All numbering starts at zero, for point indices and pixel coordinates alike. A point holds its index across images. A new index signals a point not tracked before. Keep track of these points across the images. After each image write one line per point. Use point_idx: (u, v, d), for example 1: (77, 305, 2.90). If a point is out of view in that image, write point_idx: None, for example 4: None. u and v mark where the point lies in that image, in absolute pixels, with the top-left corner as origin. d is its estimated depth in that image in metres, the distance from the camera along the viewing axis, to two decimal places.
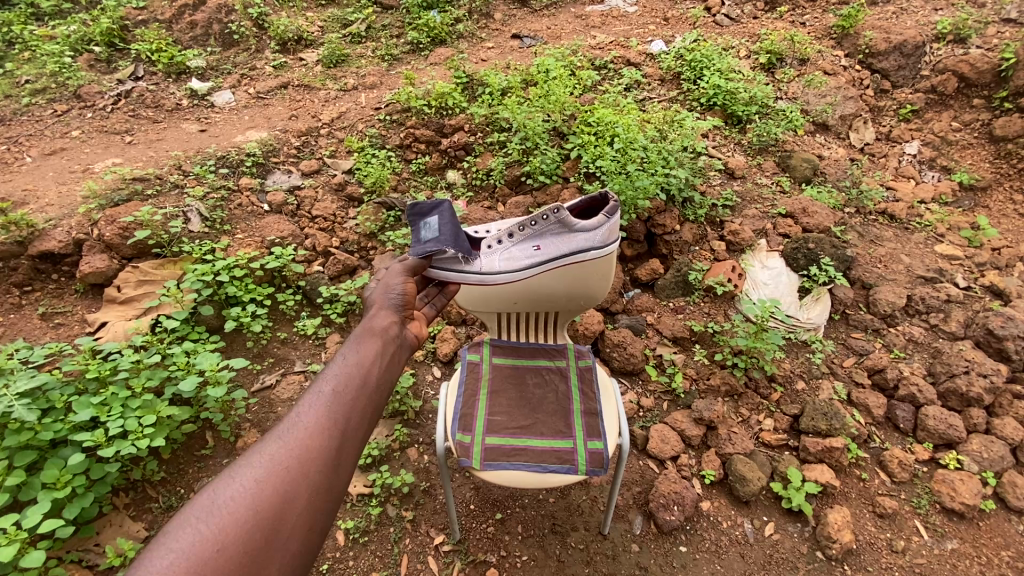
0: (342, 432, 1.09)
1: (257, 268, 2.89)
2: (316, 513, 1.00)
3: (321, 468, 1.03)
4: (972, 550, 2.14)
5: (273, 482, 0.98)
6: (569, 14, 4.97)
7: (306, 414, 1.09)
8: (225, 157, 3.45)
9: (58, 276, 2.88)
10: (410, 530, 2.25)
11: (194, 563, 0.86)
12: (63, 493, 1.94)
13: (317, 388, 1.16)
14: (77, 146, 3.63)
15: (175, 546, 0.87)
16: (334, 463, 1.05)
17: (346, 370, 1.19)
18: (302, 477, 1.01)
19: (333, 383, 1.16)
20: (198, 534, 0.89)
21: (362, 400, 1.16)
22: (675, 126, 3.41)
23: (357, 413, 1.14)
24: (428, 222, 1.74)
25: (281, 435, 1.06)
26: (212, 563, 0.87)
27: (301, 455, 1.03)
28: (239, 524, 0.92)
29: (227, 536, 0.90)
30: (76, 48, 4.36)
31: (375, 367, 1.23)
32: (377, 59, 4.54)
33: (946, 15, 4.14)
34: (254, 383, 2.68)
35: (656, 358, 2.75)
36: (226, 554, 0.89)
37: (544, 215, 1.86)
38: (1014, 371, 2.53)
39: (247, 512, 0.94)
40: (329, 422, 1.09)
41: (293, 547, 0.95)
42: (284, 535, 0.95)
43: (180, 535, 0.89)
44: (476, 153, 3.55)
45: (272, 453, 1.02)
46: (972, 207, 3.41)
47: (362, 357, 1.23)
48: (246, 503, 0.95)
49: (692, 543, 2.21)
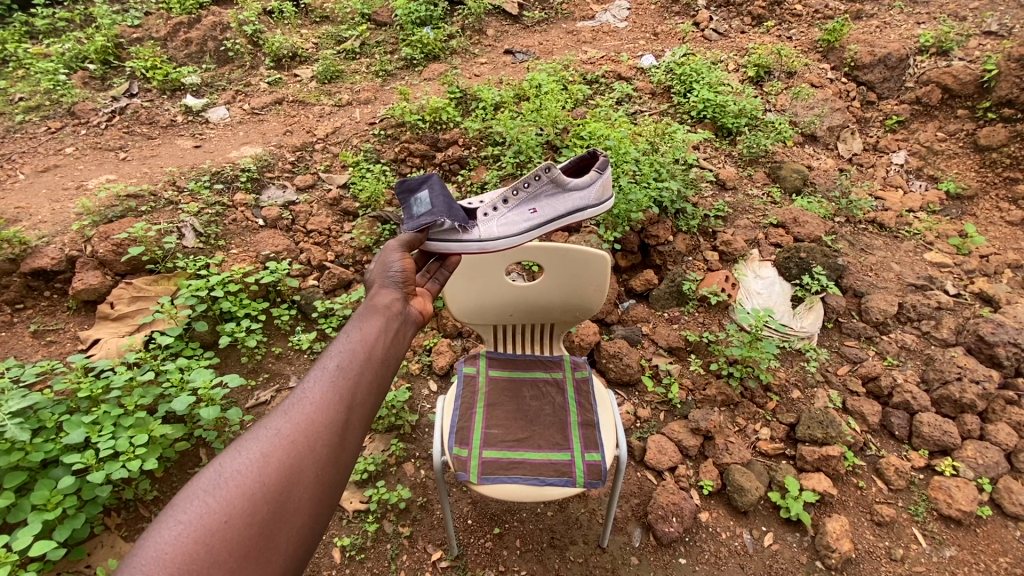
0: (347, 408, 1.07)
1: (252, 283, 2.88)
2: (324, 486, 1.00)
3: (328, 443, 1.02)
4: (970, 557, 2.14)
5: (280, 454, 0.98)
6: (560, 30, 5.06)
7: (311, 390, 1.07)
8: (219, 172, 3.46)
9: (51, 293, 2.86)
10: (407, 547, 2.22)
11: (203, 534, 0.87)
12: (53, 515, 1.91)
13: (321, 363, 1.13)
14: (71, 162, 3.64)
15: (184, 516, 0.88)
16: (341, 436, 1.04)
17: (350, 347, 1.17)
18: (308, 451, 1.00)
19: (338, 359, 1.14)
20: (206, 507, 0.89)
21: (368, 376, 1.14)
22: (666, 138, 3.49)
23: (363, 389, 1.12)
24: (418, 197, 1.72)
25: (287, 409, 1.05)
26: (221, 534, 0.88)
27: (307, 429, 1.02)
28: (247, 497, 0.92)
29: (236, 506, 0.91)
30: (71, 65, 4.38)
31: (383, 343, 1.21)
32: (371, 75, 4.58)
33: (929, 28, 4.23)
34: (249, 399, 2.67)
35: (652, 368, 2.76)
36: (234, 524, 0.89)
37: (536, 176, 1.89)
38: (1006, 377, 2.55)
39: (255, 485, 0.94)
40: (335, 397, 1.07)
41: (302, 519, 0.96)
42: (297, 506, 0.96)
43: (188, 507, 0.89)
44: (470, 167, 3.58)
45: (278, 427, 1.01)
46: (960, 216, 3.46)
47: (368, 332, 1.21)
48: (253, 476, 0.94)
49: (692, 554, 2.20)
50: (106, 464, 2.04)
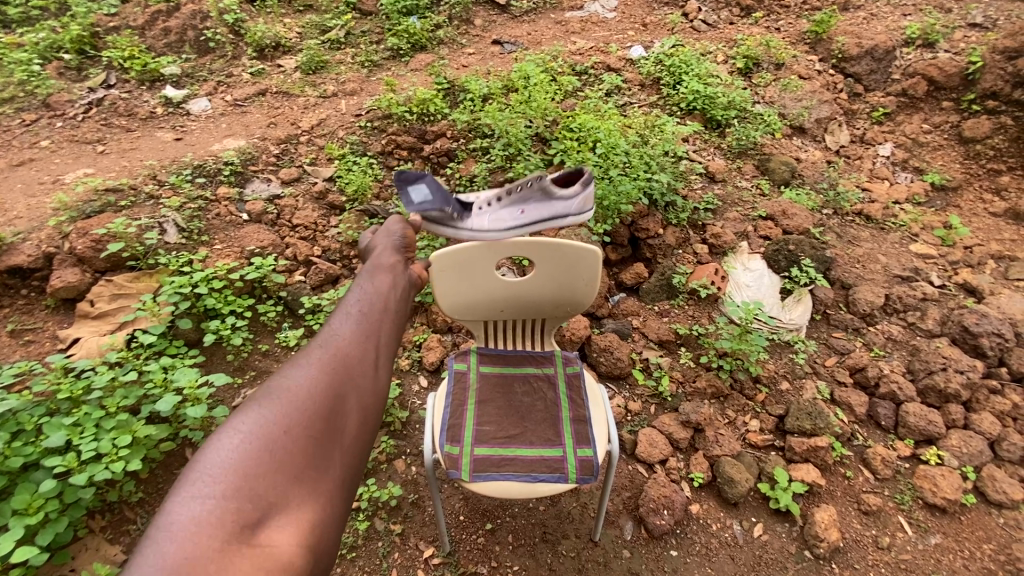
0: (370, 346, 1.22)
1: (237, 278, 2.82)
2: (361, 409, 1.15)
3: (357, 376, 1.17)
4: (954, 544, 2.18)
5: (317, 382, 1.14)
6: (549, 20, 4.99)
7: (338, 334, 1.22)
8: (201, 166, 3.38)
9: (27, 291, 2.79)
10: (399, 544, 2.21)
11: (262, 446, 1.03)
12: (34, 520, 1.86)
13: (343, 311, 1.27)
14: (46, 156, 3.53)
15: (241, 428, 1.04)
16: (368, 370, 1.19)
17: (366, 299, 1.30)
18: (343, 382, 1.15)
19: (356, 308, 1.28)
20: (261, 425, 1.05)
21: (384, 322, 1.27)
22: (656, 131, 3.47)
23: (381, 332, 1.25)
24: (419, 194, 1.65)
25: (317, 350, 1.20)
26: (276, 449, 1.03)
27: (338, 364, 1.17)
28: (294, 419, 1.07)
29: (283, 422, 1.07)
30: (45, 55, 4.24)
31: (394, 293, 1.34)
32: (357, 66, 4.50)
33: (915, 20, 4.25)
34: (235, 398, 2.62)
35: (643, 361, 2.76)
36: (283, 436, 1.05)
37: (526, 182, 1.88)
38: (989, 367, 2.59)
39: (299, 409, 1.09)
40: (358, 339, 1.22)
41: (344, 438, 1.11)
42: (336, 427, 1.11)
43: (244, 426, 1.05)
44: (459, 159, 3.54)
45: (313, 364, 1.16)
46: (944, 207, 3.50)
47: (380, 285, 1.34)
48: (295, 400, 1.10)
49: (683, 547, 2.21)
50: (89, 467, 1.99)
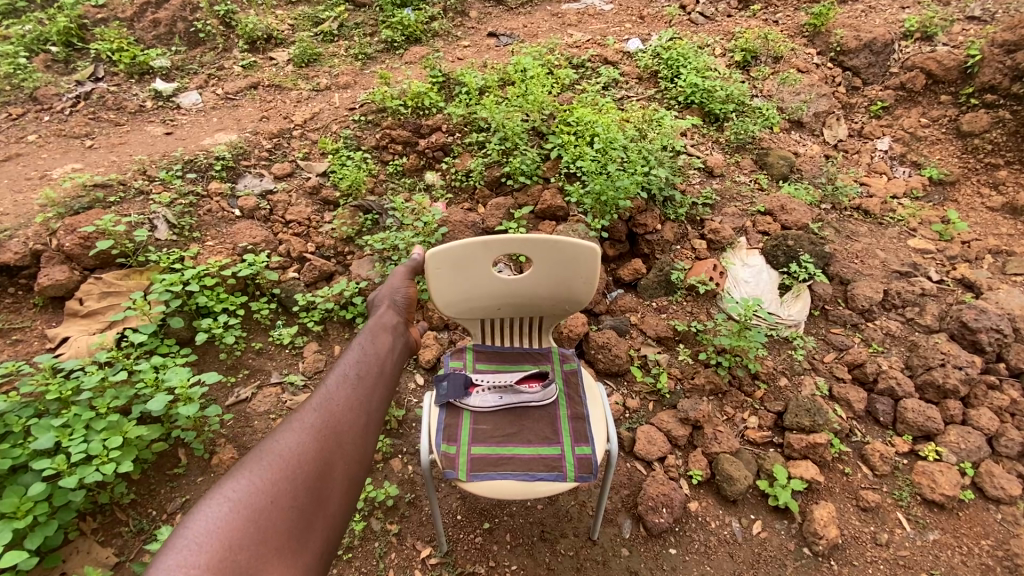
0: (365, 410, 1.30)
1: (229, 276, 2.78)
2: (353, 474, 1.19)
3: (353, 439, 1.23)
4: (953, 541, 2.18)
5: (308, 449, 1.16)
6: (545, 12, 4.93)
7: (335, 394, 1.29)
8: (192, 161, 3.32)
9: (15, 289, 2.73)
10: (396, 544, 2.19)
11: (253, 508, 1.02)
12: (23, 523, 1.82)
13: (341, 374, 1.36)
14: (34, 151, 3.46)
15: (232, 496, 1.02)
16: (362, 435, 1.25)
17: (364, 363, 1.41)
18: (338, 445, 1.20)
19: (354, 371, 1.37)
20: (255, 485, 1.05)
21: (379, 387, 1.38)
22: (653, 125, 3.43)
23: (376, 397, 1.35)
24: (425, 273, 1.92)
25: (316, 409, 1.25)
26: (269, 510, 1.03)
27: (335, 425, 1.23)
28: (289, 479, 1.09)
29: (276, 489, 1.06)
30: (32, 48, 4.15)
31: (384, 365, 1.45)
32: (351, 59, 4.43)
33: (913, 13, 4.22)
34: (229, 397, 2.58)
35: (641, 358, 2.74)
36: (276, 504, 1.04)
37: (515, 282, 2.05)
38: (987, 362, 2.59)
39: (294, 469, 1.11)
40: (354, 401, 1.29)
41: (334, 501, 1.13)
42: (328, 489, 1.14)
43: (238, 486, 1.04)
44: (454, 154, 3.49)
45: (310, 423, 1.21)
46: (942, 202, 3.49)
47: (373, 354, 1.45)
48: (288, 465, 1.11)
49: (682, 545, 2.20)
50: (79, 469, 1.95)
